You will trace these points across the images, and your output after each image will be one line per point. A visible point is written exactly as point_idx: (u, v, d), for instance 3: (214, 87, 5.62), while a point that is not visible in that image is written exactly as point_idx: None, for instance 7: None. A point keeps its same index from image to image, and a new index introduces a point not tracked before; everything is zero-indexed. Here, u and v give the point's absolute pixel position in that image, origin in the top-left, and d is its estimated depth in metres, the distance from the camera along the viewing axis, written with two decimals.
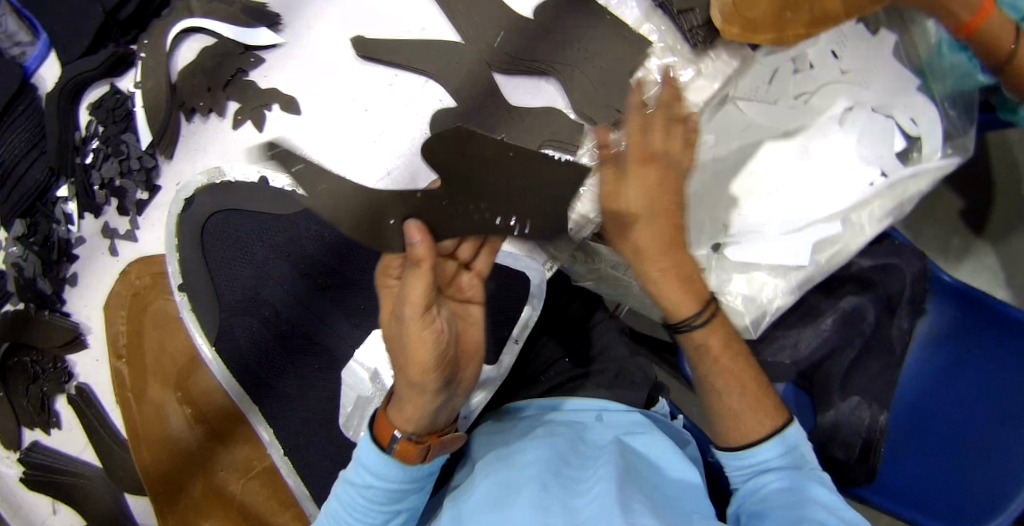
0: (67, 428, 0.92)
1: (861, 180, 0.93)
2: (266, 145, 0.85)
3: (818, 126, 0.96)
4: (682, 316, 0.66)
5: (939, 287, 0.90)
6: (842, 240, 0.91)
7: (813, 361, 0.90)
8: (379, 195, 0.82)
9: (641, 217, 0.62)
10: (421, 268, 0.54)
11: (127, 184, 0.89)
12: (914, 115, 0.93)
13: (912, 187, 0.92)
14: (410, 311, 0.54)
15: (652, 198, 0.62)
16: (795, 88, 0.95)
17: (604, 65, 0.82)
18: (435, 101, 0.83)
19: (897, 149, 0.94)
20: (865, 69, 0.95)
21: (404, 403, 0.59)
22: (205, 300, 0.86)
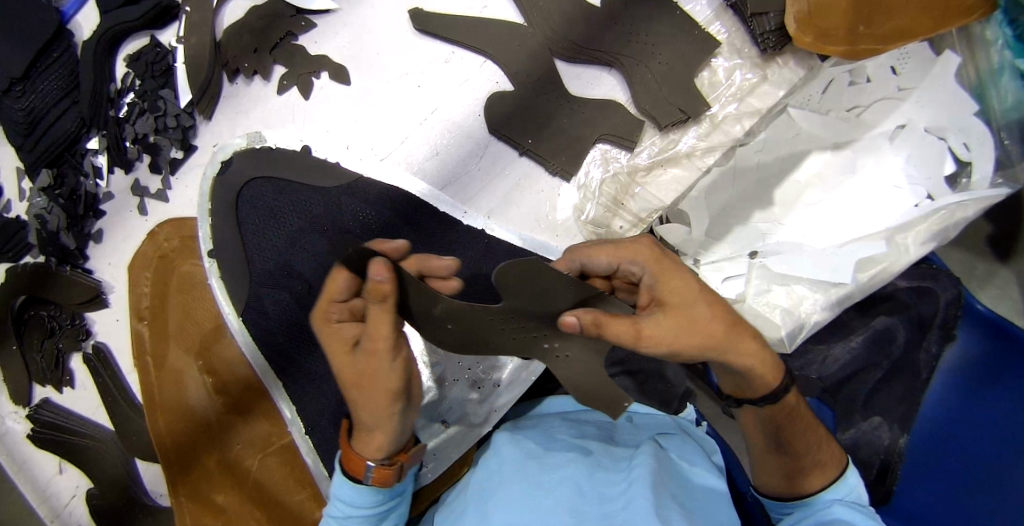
0: (79, 388, 0.91)
1: (906, 201, 0.93)
2: (311, 113, 0.82)
3: (864, 141, 0.97)
4: (770, 385, 0.64)
5: (968, 316, 0.84)
6: (886, 259, 0.89)
7: (839, 379, 0.90)
8: (426, 174, 0.80)
9: (699, 304, 0.59)
10: (385, 304, 0.50)
11: (161, 141, 0.86)
12: (967, 139, 0.91)
13: (961, 213, 0.89)
14: (374, 345, 0.53)
15: (687, 287, 0.60)
16: (849, 100, 0.95)
17: (669, 62, 0.79)
18: (491, 83, 0.80)
19: (946, 173, 0.92)
20: (922, 89, 0.93)
21: (370, 428, 0.58)
22: (235, 268, 0.83)
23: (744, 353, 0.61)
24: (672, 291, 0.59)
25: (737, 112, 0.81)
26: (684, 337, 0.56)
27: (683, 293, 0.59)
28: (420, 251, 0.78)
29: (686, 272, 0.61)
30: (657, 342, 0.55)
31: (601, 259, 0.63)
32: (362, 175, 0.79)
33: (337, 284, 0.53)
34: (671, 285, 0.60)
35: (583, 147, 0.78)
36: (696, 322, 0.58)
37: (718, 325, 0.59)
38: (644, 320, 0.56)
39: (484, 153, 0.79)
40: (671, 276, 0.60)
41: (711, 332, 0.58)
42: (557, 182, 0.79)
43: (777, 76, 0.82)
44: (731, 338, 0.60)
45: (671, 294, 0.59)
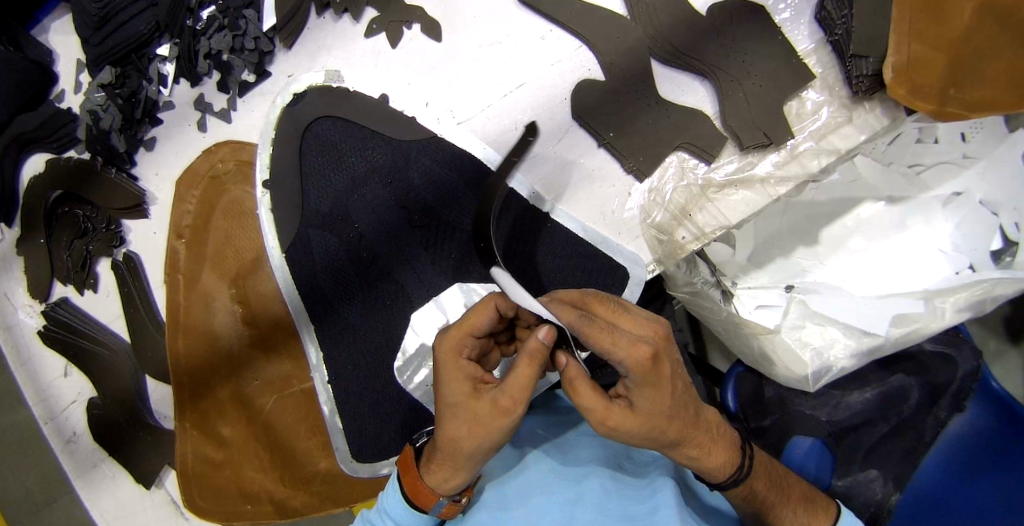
0: (102, 292, 0.89)
1: (948, 266, 0.96)
2: (395, 62, 0.80)
3: (919, 199, 0.98)
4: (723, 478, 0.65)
5: (983, 391, 0.93)
6: (920, 320, 0.89)
7: (846, 426, 0.95)
8: (499, 144, 0.79)
9: (667, 421, 0.56)
10: (534, 363, 0.53)
11: (235, 61, 0.84)
12: (1020, 219, 0.91)
13: (1001, 289, 0.88)
14: (503, 404, 0.53)
15: (667, 397, 0.55)
16: (913, 157, 0.96)
17: (763, 85, 0.79)
18: (583, 70, 0.79)
19: (991, 248, 0.94)
20: (988, 159, 0.94)
21: (441, 465, 0.58)
22: (287, 203, 0.81)
23: (692, 449, 0.61)
24: (653, 403, 0.55)
25: (815, 149, 0.81)
26: (637, 434, 0.56)
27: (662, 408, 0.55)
28: None
29: (670, 392, 0.55)
30: (620, 427, 0.56)
31: (596, 344, 0.54)
32: (437, 133, 0.78)
33: (480, 319, 0.57)
34: (656, 396, 0.55)
35: (662, 151, 0.78)
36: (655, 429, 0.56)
37: (677, 434, 0.58)
38: (612, 410, 0.55)
39: (563, 137, 0.78)
40: (654, 390, 0.55)
41: (665, 434, 0.57)
42: (629, 180, 0.79)
43: (862, 120, 0.81)
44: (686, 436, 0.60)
45: (649, 405, 0.55)
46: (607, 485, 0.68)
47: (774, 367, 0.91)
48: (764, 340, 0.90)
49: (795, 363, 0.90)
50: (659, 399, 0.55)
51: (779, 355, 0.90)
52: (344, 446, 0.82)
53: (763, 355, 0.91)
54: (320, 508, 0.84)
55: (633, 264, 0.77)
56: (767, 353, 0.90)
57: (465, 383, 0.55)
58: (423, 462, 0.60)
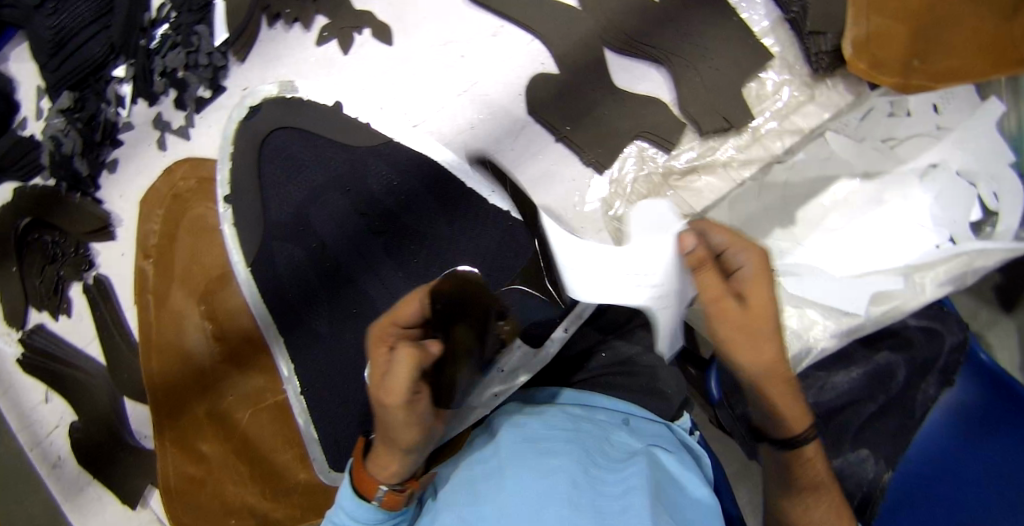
0: (75, 316, 0.89)
1: (930, 239, 0.92)
2: (348, 69, 0.80)
3: (897, 173, 0.95)
4: (797, 430, 0.63)
5: (970, 365, 0.91)
6: (899, 297, 0.89)
7: (836, 406, 0.90)
8: (457, 146, 0.78)
9: (773, 334, 0.56)
10: (415, 356, 0.53)
11: (189, 78, 0.83)
12: (998, 188, 0.91)
13: (981, 261, 0.89)
14: (391, 399, 0.52)
15: (769, 308, 0.56)
16: (885, 130, 0.94)
17: (720, 68, 0.78)
18: (536, 64, 0.78)
19: (972, 218, 0.92)
20: (960, 130, 0.93)
21: (379, 451, 0.55)
22: (248, 216, 0.81)
23: (773, 384, 0.59)
24: (763, 306, 0.55)
25: (779, 129, 0.80)
26: (742, 346, 0.56)
27: (766, 320, 0.56)
28: (443, 223, 0.77)
29: (776, 300, 0.56)
30: (725, 321, 0.55)
31: (715, 238, 0.57)
32: (393, 138, 0.78)
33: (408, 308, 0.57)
34: (766, 296, 0.55)
35: (620, 142, 0.77)
36: (756, 345, 0.56)
37: (776, 350, 0.57)
38: (743, 299, 0.55)
39: (520, 133, 0.77)
40: (759, 286, 0.56)
41: (764, 350, 0.57)
42: (589, 173, 0.77)
43: (825, 97, 0.80)
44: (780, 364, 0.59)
45: (756, 309, 0.55)
46: (576, 477, 0.66)
47: None
48: None
49: None
50: (772, 298, 0.56)
51: None
52: (320, 457, 0.82)
53: None
54: (301, 520, 0.83)
55: None
56: None
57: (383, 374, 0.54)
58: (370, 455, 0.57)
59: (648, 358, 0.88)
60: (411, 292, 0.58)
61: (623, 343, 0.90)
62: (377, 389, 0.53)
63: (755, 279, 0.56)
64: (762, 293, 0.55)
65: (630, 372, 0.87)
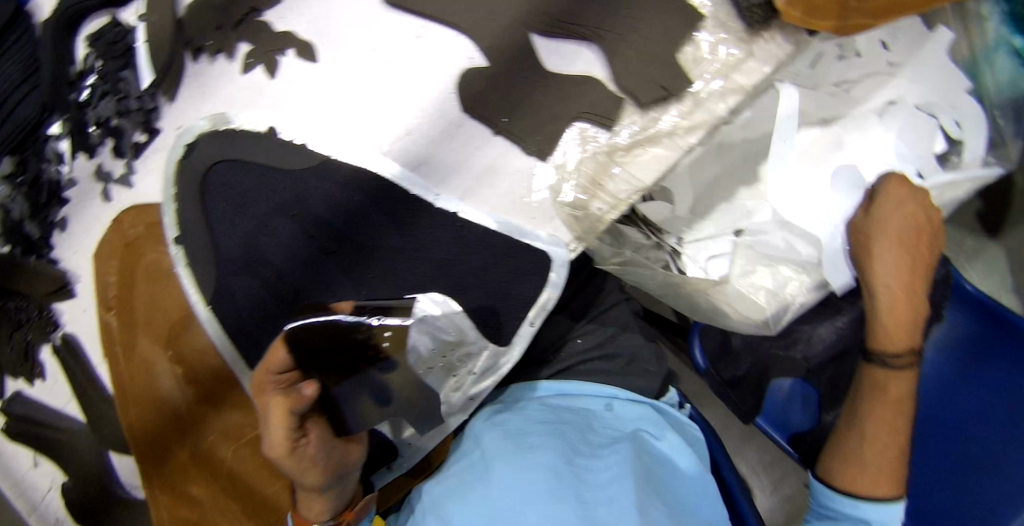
0: (51, 379, 0.88)
1: (898, 177, 0.95)
2: (277, 93, 0.79)
3: (855, 115, 0.96)
4: (891, 341, 0.87)
5: (960, 297, 1.05)
6: None
7: (823, 359, 0.97)
8: (397, 154, 0.76)
9: (922, 244, 0.88)
10: (279, 407, 0.74)
11: (124, 124, 0.83)
12: (960, 117, 0.96)
13: (950, 192, 0.97)
14: (275, 445, 0.74)
15: (914, 215, 0.88)
16: (837, 75, 0.93)
17: (650, 37, 0.76)
18: (463, 59, 0.76)
19: (938, 150, 0.97)
20: (912, 65, 0.96)
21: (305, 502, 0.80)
22: (202, 255, 0.80)
23: (893, 287, 0.87)
24: (900, 213, 0.87)
25: (722, 90, 0.78)
26: (888, 244, 0.86)
27: (897, 224, 0.87)
28: (394, 233, 0.76)
29: (906, 226, 0.87)
30: (875, 240, 0.87)
31: (885, 187, 0.89)
32: (330, 155, 0.76)
33: (275, 358, 0.75)
34: (898, 212, 0.88)
35: (560, 127, 0.76)
36: (884, 231, 0.87)
37: (897, 255, 0.87)
38: (866, 220, 0.89)
39: (457, 133, 0.76)
40: (903, 208, 0.88)
41: (888, 252, 0.86)
42: (533, 163, 0.76)
43: (764, 50, 0.78)
44: (911, 282, 0.87)
45: (891, 218, 0.87)
46: (560, 472, 0.67)
47: (729, 317, 0.90)
48: (711, 293, 0.88)
49: (753, 311, 0.89)
50: (899, 212, 0.88)
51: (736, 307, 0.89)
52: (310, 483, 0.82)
53: (715, 308, 0.89)
54: None
55: (554, 247, 0.76)
56: (719, 306, 0.88)
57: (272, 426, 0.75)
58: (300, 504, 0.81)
59: (625, 337, 0.89)
60: (278, 340, 0.76)
61: (597, 326, 0.89)
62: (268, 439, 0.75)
63: (900, 200, 0.88)
64: (902, 220, 0.87)
65: (612, 353, 0.87)
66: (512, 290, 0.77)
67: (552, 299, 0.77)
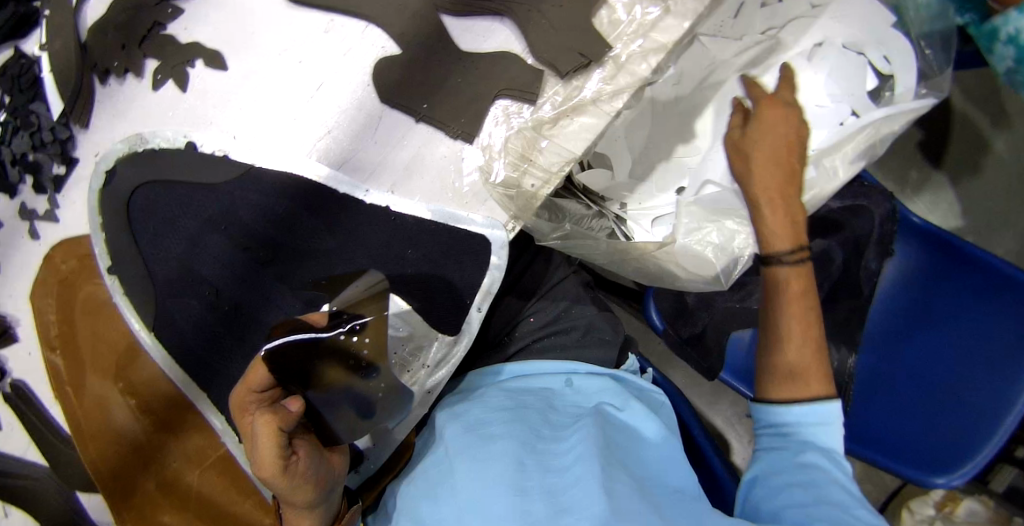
0: (6, 427, 0.86)
1: (834, 117, 1.03)
2: (190, 105, 0.76)
3: (783, 60, 1.05)
4: (777, 248, 0.81)
5: (907, 229, 1.08)
6: (816, 185, 0.97)
7: None
8: (321, 153, 0.74)
9: (787, 156, 0.85)
10: (271, 429, 0.61)
11: (41, 158, 0.80)
12: (886, 52, 1.00)
13: (887, 128, 0.96)
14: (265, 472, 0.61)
15: (779, 129, 0.87)
16: (760, 23, 1.02)
17: (562, 4, 0.75)
18: (376, 49, 0.75)
19: (870, 87, 1.02)
20: (832, 7, 1.03)
21: (292, 519, 0.66)
22: (138, 281, 0.78)
23: (767, 191, 0.83)
24: (772, 125, 0.88)
25: (642, 50, 0.75)
26: (757, 148, 0.86)
27: (769, 130, 0.87)
28: (326, 231, 0.74)
29: (778, 137, 0.86)
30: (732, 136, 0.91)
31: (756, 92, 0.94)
32: (255, 164, 0.75)
33: (258, 374, 0.65)
34: (766, 124, 0.88)
35: (481, 105, 0.74)
36: (756, 134, 0.87)
37: (777, 156, 0.85)
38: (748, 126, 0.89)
39: (378, 125, 0.74)
40: (777, 124, 0.88)
41: (752, 155, 0.86)
42: (460, 146, 0.74)
43: (679, 6, 0.75)
44: (784, 192, 0.83)
45: (760, 124, 0.88)
46: (521, 459, 0.66)
47: (677, 279, 0.91)
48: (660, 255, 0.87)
49: (703, 267, 0.91)
50: (769, 121, 0.88)
51: (683, 264, 0.90)
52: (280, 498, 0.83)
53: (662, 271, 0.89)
54: None
55: (490, 231, 0.74)
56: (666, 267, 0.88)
57: (258, 454, 0.61)
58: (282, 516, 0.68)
59: (579, 309, 0.90)
60: (257, 358, 0.66)
61: (548, 303, 0.89)
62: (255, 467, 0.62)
63: (770, 107, 0.90)
64: (787, 124, 0.88)
65: (566, 328, 0.88)
66: (454, 277, 0.75)
67: (497, 282, 0.75)
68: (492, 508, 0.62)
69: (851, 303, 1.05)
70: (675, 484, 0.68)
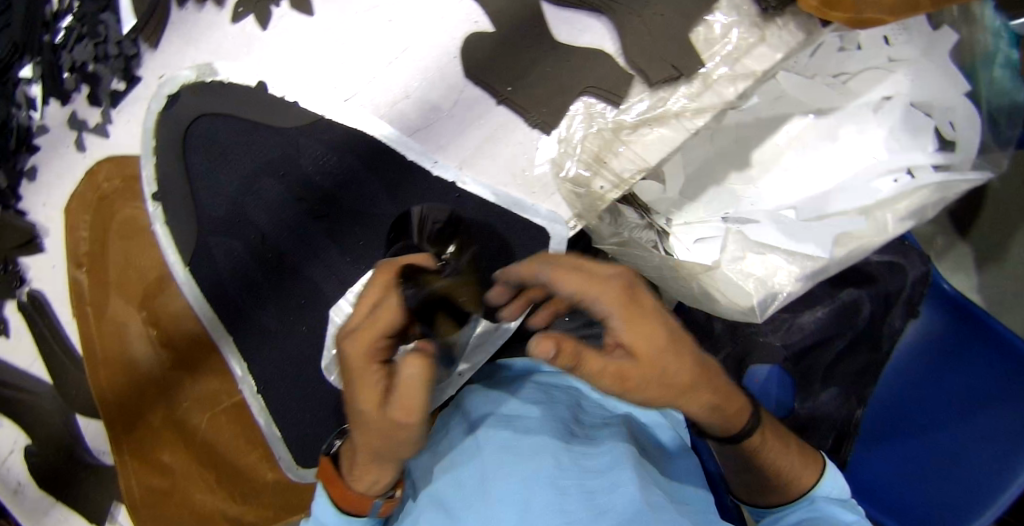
0: (14, 336, 0.82)
1: (886, 172, 0.92)
2: (266, 44, 0.73)
3: (849, 110, 0.96)
4: (738, 427, 0.65)
5: (936, 294, 0.96)
6: (865, 237, 0.88)
7: (802, 346, 0.97)
8: (394, 117, 0.72)
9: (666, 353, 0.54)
10: (422, 380, 0.49)
11: (101, 71, 0.76)
12: (954, 118, 0.89)
13: (952, 191, 0.88)
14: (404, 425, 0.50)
15: (660, 354, 0.54)
16: (835, 67, 0.94)
17: (663, 13, 0.74)
18: (470, 22, 0.72)
19: (931, 148, 0.91)
20: (918, 61, 0.90)
21: (370, 475, 0.56)
22: (182, 213, 0.77)
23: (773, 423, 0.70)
24: (641, 343, 0.53)
25: (730, 75, 0.74)
26: (649, 384, 0.54)
27: (648, 362, 0.53)
28: (382, 196, 0.76)
29: (659, 332, 0.54)
30: (599, 378, 0.52)
31: None
32: (325, 115, 0.73)
33: (389, 317, 0.53)
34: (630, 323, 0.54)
35: (567, 99, 0.73)
36: (650, 375, 0.54)
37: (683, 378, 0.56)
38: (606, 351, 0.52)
39: (458, 99, 0.72)
40: (643, 330, 0.54)
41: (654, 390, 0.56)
42: (535, 136, 0.73)
43: (776, 38, 0.74)
44: (695, 388, 0.57)
45: (631, 373, 0.53)
46: (558, 455, 0.64)
47: (717, 304, 0.88)
48: (702, 277, 0.87)
49: (740, 297, 0.87)
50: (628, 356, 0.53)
51: (722, 290, 0.88)
52: (287, 455, 0.82)
53: (704, 294, 0.88)
54: (279, 516, 0.85)
55: (551, 223, 0.75)
56: (709, 291, 0.87)
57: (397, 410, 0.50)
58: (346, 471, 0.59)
59: None
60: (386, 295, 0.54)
61: None
62: (383, 416, 0.50)
63: (630, 322, 0.54)
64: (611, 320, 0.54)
65: None
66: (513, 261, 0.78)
67: None
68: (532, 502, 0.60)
69: (868, 356, 0.97)
70: (701, 505, 0.67)
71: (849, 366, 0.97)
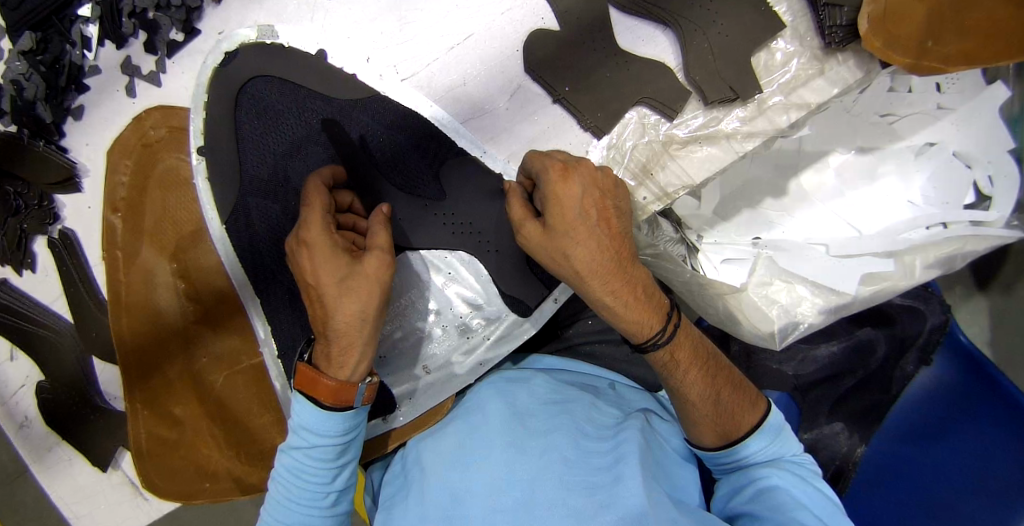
0: (41, 272, 0.82)
1: (915, 219, 0.87)
2: (333, 14, 0.75)
3: (887, 150, 0.89)
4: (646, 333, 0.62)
5: (950, 344, 0.84)
6: (890, 277, 0.83)
7: (814, 380, 0.88)
8: (449, 101, 0.76)
9: (585, 227, 0.58)
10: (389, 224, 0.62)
11: (161, 18, 0.76)
12: (993, 172, 0.83)
13: (971, 246, 0.81)
14: (381, 257, 0.59)
15: (584, 223, 0.58)
16: (883, 106, 0.86)
17: (729, 35, 0.73)
18: (535, 19, 0.74)
19: (964, 202, 0.85)
20: (964, 111, 0.84)
21: (341, 351, 0.60)
22: (224, 170, 0.77)
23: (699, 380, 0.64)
24: (561, 215, 0.58)
25: (784, 104, 0.74)
26: (550, 258, 0.60)
27: (559, 227, 0.58)
28: (429, 179, 0.75)
29: (585, 198, 0.58)
30: (531, 242, 0.61)
31: None
32: (380, 92, 0.74)
33: (321, 197, 0.63)
34: (569, 198, 0.58)
35: (620, 106, 0.74)
36: (566, 242, 0.58)
37: (596, 254, 0.59)
38: (528, 222, 0.60)
39: (515, 92, 0.75)
40: (562, 203, 0.58)
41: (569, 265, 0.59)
42: (587, 137, 0.75)
43: (835, 73, 0.73)
44: (593, 270, 0.59)
45: (536, 230, 0.60)
46: (568, 455, 0.60)
47: (739, 326, 0.83)
48: (728, 298, 0.83)
49: (762, 321, 0.84)
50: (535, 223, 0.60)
51: (747, 314, 0.84)
52: None
53: (728, 315, 0.83)
54: None
55: None
56: (733, 312, 0.83)
57: (342, 259, 0.59)
58: (323, 366, 0.61)
59: None
60: (315, 185, 0.64)
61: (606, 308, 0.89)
62: (365, 254, 0.59)
63: (553, 197, 0.58)
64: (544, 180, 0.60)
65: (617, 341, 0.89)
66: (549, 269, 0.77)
67: (554, 310, 0.78)
68: (535, 502, 0.56)
69: (876, 397, 0.85)
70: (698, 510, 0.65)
71: (856, 404, 0.86)
